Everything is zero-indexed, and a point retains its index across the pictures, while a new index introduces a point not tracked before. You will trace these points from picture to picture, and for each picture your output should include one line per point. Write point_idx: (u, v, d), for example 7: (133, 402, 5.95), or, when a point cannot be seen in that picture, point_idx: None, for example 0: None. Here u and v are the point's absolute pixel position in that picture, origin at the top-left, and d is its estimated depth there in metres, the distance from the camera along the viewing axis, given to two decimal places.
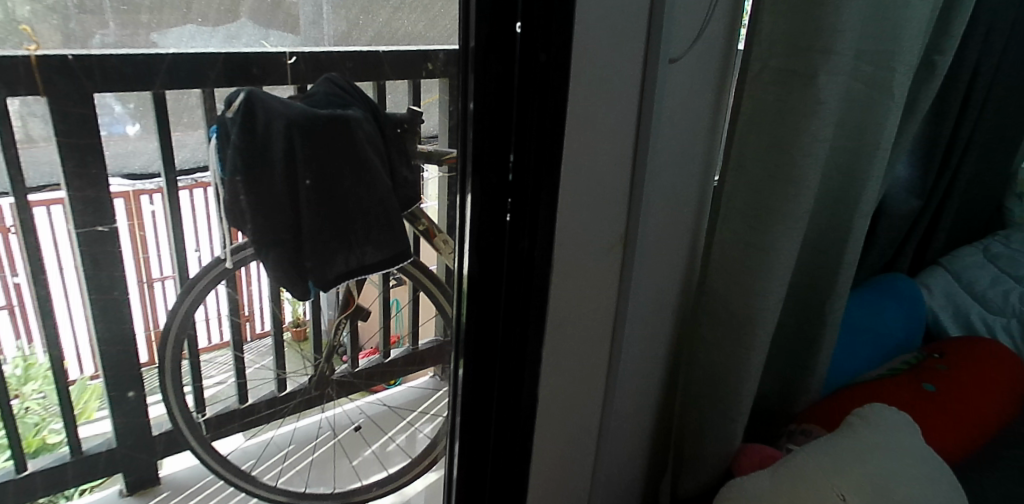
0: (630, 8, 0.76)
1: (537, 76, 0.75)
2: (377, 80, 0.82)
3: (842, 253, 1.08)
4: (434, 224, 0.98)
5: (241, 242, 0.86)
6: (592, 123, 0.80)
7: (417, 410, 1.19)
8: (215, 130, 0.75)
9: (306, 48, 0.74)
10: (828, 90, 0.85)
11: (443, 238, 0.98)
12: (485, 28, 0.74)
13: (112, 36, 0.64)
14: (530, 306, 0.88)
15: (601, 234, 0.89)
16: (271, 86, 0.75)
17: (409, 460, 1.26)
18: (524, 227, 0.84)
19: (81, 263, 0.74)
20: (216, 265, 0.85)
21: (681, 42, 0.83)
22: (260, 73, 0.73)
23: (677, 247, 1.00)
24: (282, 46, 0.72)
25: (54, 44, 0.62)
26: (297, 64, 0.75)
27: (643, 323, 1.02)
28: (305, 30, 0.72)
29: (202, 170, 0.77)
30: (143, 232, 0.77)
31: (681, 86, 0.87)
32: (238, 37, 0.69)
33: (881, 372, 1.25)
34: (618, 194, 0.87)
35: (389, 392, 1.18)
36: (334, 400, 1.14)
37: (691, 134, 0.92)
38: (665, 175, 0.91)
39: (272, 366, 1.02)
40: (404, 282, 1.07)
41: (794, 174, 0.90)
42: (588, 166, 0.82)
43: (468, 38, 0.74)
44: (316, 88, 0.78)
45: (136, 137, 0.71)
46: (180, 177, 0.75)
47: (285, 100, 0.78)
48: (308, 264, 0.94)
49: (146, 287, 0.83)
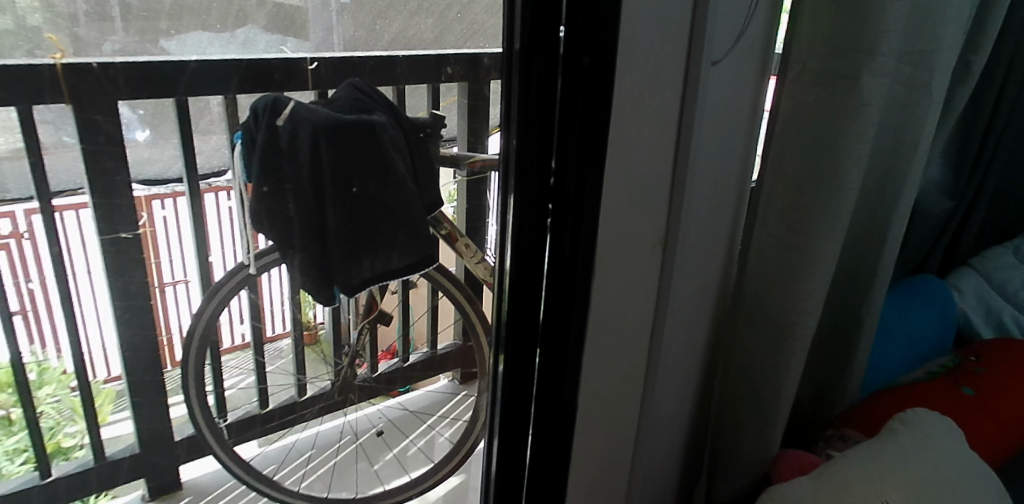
0: (673, 10, 0.75)
1: (580, 81, 0.75)
2: (397, 85, 0.81)
3: (880, 256, 1.07)
4: (457, 228, 0.99)
5: (263, 248, 0.84)
6: (635, 127, 0.79)
7: (438, 414, 1.20)
8: (240, 136, 0.74)
9: (326, 53, 0.73)
10: (873, 91, 0.84)
11: (466, 242, 1.00)
12: (529, 33, 0.73)
13: (123, 43, 0.63)
14: (570, 310, 0.88)
15: (641, 239, 0.88)
16: (295, 92, 0.74)
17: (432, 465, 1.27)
18: (564, 230, 0.83)
19: (96, 267, 0.74)
20: (240, 270, 0.84)
21: (722, 43, 0.82)
22: (281, 78, 0.73)
23: (714, 251, 0.99)
24: (301, 52, 0.71)
25: (70, 53, 0.61)
26: (319, 69, 0.74)
27: (680, 327, 1.00)
28: (313, 35, 0.71)
29: (219, 177, 0.75)
30: (156, 237, 0.76)
31: (721, 88, 0.86)
32: (254, 43, 0.69)
33: (919, 375, 1.23)
34: (659, 199, 0.86)
35: (408, 394, 1.16)
36: (356, 404, 1.12)
37: (729, 137, 0.91)
38: (704, 177, 0.90)
39: (293, 370, 0.98)
40: (420, 285, 1.06)
41: (836, 178, 0.89)
42: (631, 170, 0.81)
43: (513, 39, 0.74)
44: (338, 94, 0.77)
45: (148, 143, 0.71)
46: (204, 181, 0.74)
47: (308, 106, 0.77)
48: (333, 268, 0.93)
49: (158, 292, 0.81)
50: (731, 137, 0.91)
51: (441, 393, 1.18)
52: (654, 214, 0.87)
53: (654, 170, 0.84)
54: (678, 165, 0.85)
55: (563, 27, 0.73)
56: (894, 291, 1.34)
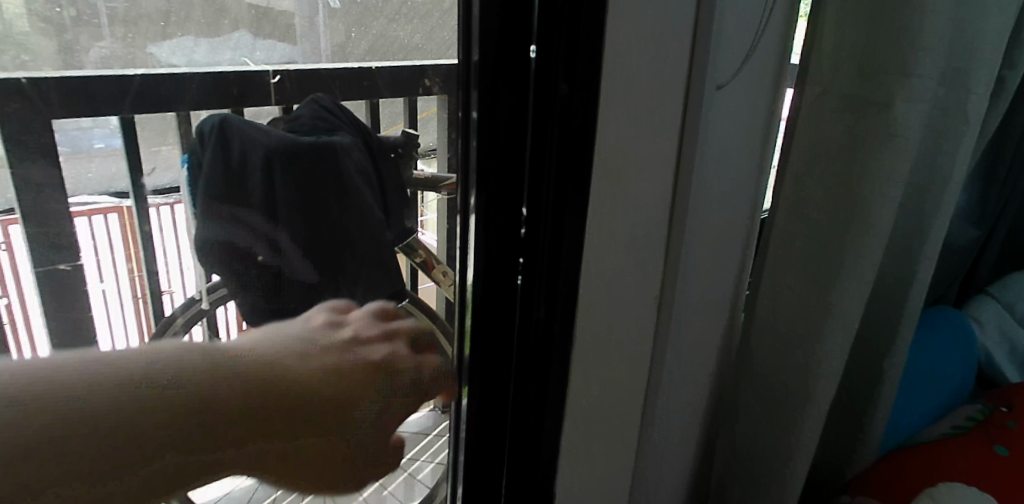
0: (672, 27, 0.62)
1: (556, 111, 0.60)
2: (371, 98, 0.63)
3: (903, 307, 0.92)
4: (433, 253, 0.73)
5: (217, 280, 0.60)
6: (626, 168, 0.65)
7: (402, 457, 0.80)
8: (186, 160, 0.55)
9: (296, 64, 0.57)
10: (909, 121, 0.71)
11: (443, 269, 0.74)
12: (491, 52, 0.58)
13: (108, 49, 0.49)
14: (547, 390, 0.71)
15: (633, 297, 0.74)
16: (252, 109, 0.57)
17: None
18: (537, 290, 0.67)
19: (42, 286, 0.51)
20: (190, 304, 0.59)
21: (729, 63, 0.70)
22: (241, 92, 0.56)
23: (719, 301, 0.86)
24: (270, 62, 0.56)
25: (58, 66, 0.47)
26: (282, 83, 0.57)
27: (679, 391, 0.87)
28: (300, 40, 0.56)
29: (176, 192, 0.56)
30: (134, 252, 0.55)
31: (728, 114, 0.73)
32: (225, 50, 0.53)
33: (943, 431, 1.09)
34: (654, 250, 0.73)
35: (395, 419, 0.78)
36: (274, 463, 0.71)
37: (736, 170, 0.78)
38: (707, 219, 0.77)
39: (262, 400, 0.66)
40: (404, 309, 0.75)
41: (862, 224, 0.75)
42: (622, 219, 0.68)
43: (471, 51, 0.58)
44: (302, 111, 0.60)
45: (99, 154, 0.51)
46: (151, 203, 0.55)
47: (265, 126, 0.59)
48: (290, 306, 0.66)
49: (141, 303, 0.56)
50: (738, 170, 0.78)
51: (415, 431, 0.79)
52: (647, 269, 0.73)
53: (648, 218, 0.70)
54: (676, 212, 0.72)
55: (534, 46, 0.59)
56: (925, 324, 1.18)
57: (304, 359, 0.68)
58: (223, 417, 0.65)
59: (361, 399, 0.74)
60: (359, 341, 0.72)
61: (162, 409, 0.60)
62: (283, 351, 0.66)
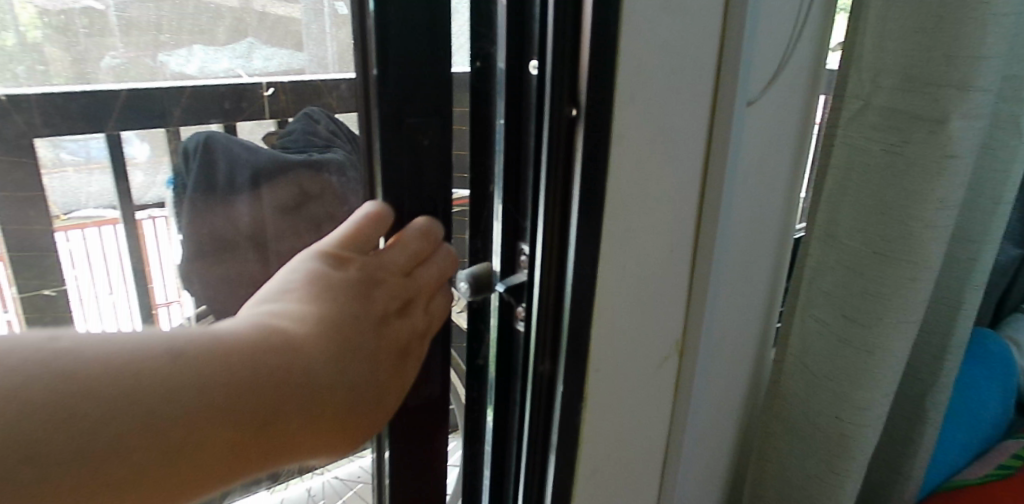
0: (696, 38, 0.55)
1: (562, 143, 0.51)
2: None
3: (949, 339, 0.83)
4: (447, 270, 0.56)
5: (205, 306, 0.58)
6: (645, 199, 0.57)
7: None
8: (171, 183, 0.54)
9: (288, 77, 0.53)
10: (962, 141, 0.63)
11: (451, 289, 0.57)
12: (499, 60, 0.50)
13: (122, 57, 0.46)
14: (553, 456, 0.61)
15: (653, 341, 0.65)
16: (246, 123, 0.54)
17: None
18: (541, 343, 0.57)
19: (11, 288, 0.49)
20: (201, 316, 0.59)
21: (761, 74, 0.62)
22: (233, 107, 0.52)
23: (749, 334, 0.78)
24: (260, 70, 0.52)
25: (71, 78, 0.45)
26: (276, 97, 0.53)
27: (704, 433, 0.78)
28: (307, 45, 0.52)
29: (160, 208, 0.55)
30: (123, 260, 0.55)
31: (761, 131, 0.65)
32: (220, 59, 0.49)
33: (988, 472, 1.00)
34: (678, 286, 0.65)
35: None
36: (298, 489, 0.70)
37: (767, 194, 0.70)
38: (736, 249, 0.69)
39: None
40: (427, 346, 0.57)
41: (915, 254, 0.68)
42: (638, 256, 0.59)
43: (369, 62, 0.46)
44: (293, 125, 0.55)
45: (98, 167, 0.50)
46: (145, 215, 0.54)
47: (251, 144, 0.55)
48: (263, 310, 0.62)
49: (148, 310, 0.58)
50: (771, 192, 0.71)
51: None
52: (670, 307, 0.65)
53: (674, 251, 0.62)
54: (699, 241, 0.64)
55: (535, 61, 0.50)
56: (977, 350, 1.05)
57: (319, 320, 0.37)
58: (299, 405, 0.35)
59: (414, 339, 0.45)
60: (389, 271, 0.45)
61: (259, 391, 0.34)
62: (323, 327, 0.38)
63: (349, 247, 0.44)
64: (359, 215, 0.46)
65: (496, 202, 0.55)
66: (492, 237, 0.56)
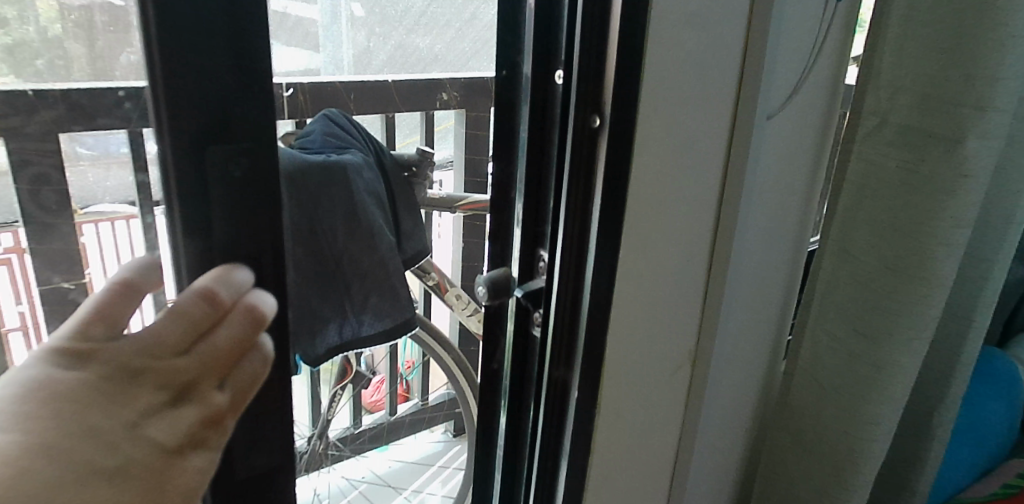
0: (719, 50, 0.56)
1: (585, 152, 0.52)
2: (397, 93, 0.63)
3: (959, 354, 0.83)
4: None
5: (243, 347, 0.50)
6: (664, 208, 0.58)
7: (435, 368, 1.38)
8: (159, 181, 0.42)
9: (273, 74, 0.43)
10: (978, 161, 0.64)
11: None
12: (524, 67, 0.53)
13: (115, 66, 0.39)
14: (565, 462, 0.62)
15: (667, 349, 0.66)
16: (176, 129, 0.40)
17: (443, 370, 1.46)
18: (557, 349, 0.58)
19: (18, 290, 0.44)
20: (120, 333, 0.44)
21: (780, 89, 0.63)
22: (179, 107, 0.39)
23: (761, 345, 0.79)
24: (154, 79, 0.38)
25: (81, 75, 0.41)
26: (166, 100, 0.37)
27: (713, 441, 0.79)
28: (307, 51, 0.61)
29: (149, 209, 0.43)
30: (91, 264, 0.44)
31: (779, 145, 0.66)
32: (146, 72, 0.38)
33: (991, 490, 1.00)
34: (693, 295, 0.66)
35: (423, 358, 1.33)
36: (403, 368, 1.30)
37: (784, 205, 0.71)
38: (751, 259, 0.70)
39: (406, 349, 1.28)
40: None
41: (927, 270, 0.68)
42: (655, 264, 0.60)
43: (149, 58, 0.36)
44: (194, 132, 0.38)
45: (113, 162, 0.43)
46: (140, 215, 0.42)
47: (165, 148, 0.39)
48: None
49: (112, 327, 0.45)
50: (787, 204, 0.71)
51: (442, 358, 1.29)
52: (684, 316, 0.66)
53: (690, 260, 0.63)
54: (715, 251, 0.65)
55: (560, 71, 0.51)
56: (987, 368, 1.05)
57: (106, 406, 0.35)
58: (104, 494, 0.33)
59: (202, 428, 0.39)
60: (164, 351, 0.38)
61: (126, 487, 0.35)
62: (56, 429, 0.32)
63: (92, 328, 0.36)
64: (122, 272, 0.39)
65: (517, 205, 0.57)
66: (513, 240, 0.58)
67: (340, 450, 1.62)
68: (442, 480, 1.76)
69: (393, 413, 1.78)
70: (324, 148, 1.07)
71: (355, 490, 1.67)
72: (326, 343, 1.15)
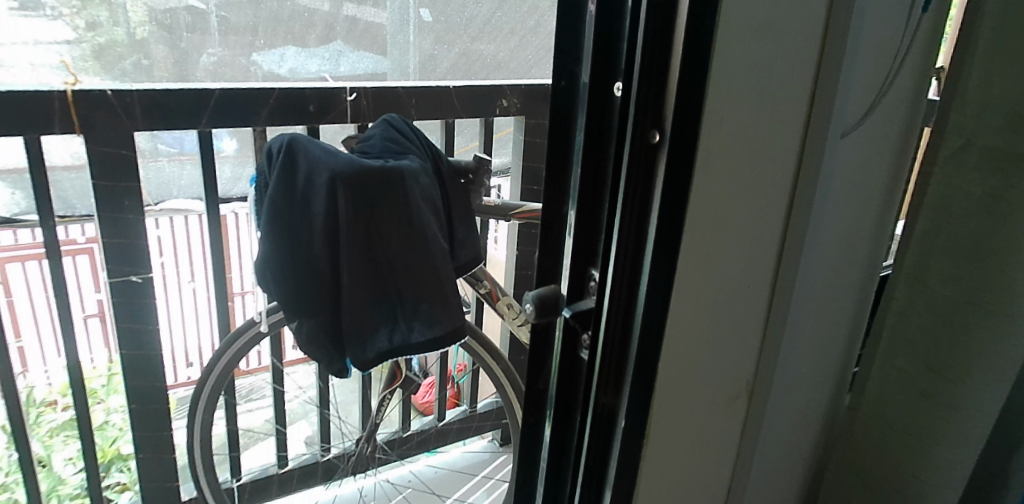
0: (790, 63, 0.52)
1: (642, 170, 0.50)
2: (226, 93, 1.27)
3: None
4: (491, 284, 1.39)
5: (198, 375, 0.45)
6: (724, 230, 0.55)
7: (486, 362, 1.46)
8: None
9: None
10: None
11: (504, 301, 1.39)
12: (583, 76, 0.50)
13: None
14: (609, 491, 0.59)
15: (723, 377, 0.62)
16: None
17: (504, 377, 1.48)
18: (605, 373, 0.56)
19: None
20: None
21: (857, 104, 0.59)
22: None
23: (826, 375, 0.75)
24: None
25: None
26: None
27: (768, 475, 0.74)
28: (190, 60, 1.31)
29: None
30: None
31: (851, 166, 0.62)
32: None
33: None
34: (753, 321, 0.62)
35: (492, 357, 1.45)
36: (504, 380, 1.48)
37: (855, 230, 0.67)
38: (819, 284, 0.66)
39: (481, 360, 1.45)
40: (489, 285, 1.40)
41: (1012, 305, 0.63)
42: (713, 286, 0.57)
43: None
44: None
45: None
46: None
47: None
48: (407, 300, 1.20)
49: None
50: (859, 227, 0.67)
51: (494, 352, 1.44)
52: (744, 343, 0.62)
53: (751, 285, 0.60)
54: (780, 276, 0.61)
55: (619, 82, 0.48)
56: None
57: None
58: None
59: None
60: None
61: None
62: None
63: None
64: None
65: (569, 219, 0.54)
66: (563, 255, 0.55)
67: (387, 454, 1.73)
68: (488, 489, 1.80)
69: (442, 418, 1.86)
70: (384, 153, 1.20)
71: (398, 494, 1.76)
72: (376, 347, 1.21)
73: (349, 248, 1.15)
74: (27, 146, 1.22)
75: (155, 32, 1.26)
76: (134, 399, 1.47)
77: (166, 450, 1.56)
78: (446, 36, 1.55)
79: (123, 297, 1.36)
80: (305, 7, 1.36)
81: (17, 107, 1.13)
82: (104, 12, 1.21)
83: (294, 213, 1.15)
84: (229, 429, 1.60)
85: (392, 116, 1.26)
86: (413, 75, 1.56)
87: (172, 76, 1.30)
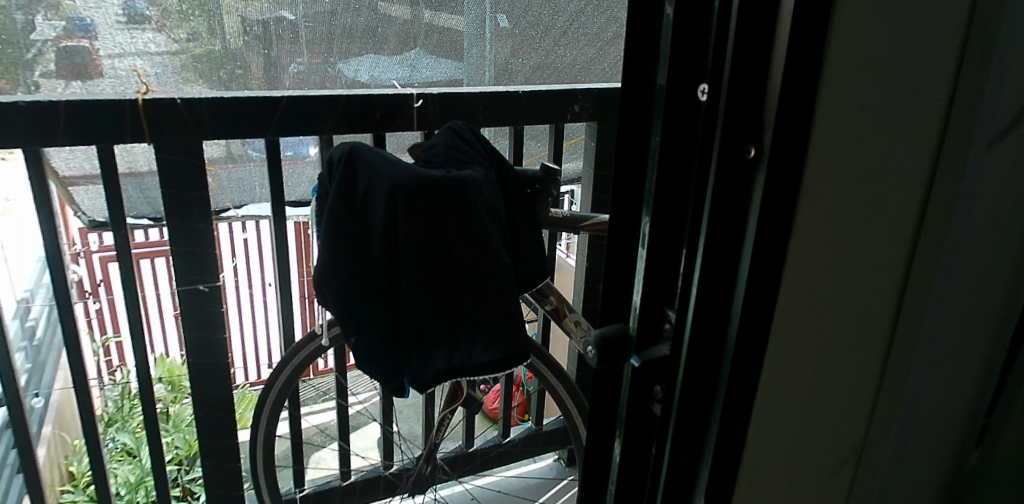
0: (922, 64, 0.42)
1: (734, 191, 0.41)
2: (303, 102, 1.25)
3: None
4: (561, 301, 1.31)
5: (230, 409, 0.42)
6: (831, 265, 0.45)
7: (549, 382, 1.37)
8: None
9: None
10: None
11: (573, 319, 1.31)
12: (659, 78, 0.40)
13: None
14: None
15: (828, 442, 0.52)
16: None
17: (569, 398, 1.39)
18: (684, 429, 0.47)
19: None
20: None
21: (1007, 111, 0.47)
22: None
23: (946, 436, 0.63)
24: None
25: None
26: None
27: None
28: (274, 75, 1.22)
29: None
30: None
31: (998, 187, 0.50)
32: None
33: None
34: (865, 373, 0.51)
35: (557, 376, 1.37)
36: (572, 399, 1.40)
37: (997, 264, 0.54)
38: (946, 328, 0.54)
39: (545, 380, 1.37)
40: (556, 301, 1.31)
41: None
42: (815, 332, 0.47)
43: None
44: None
45: None
46: None
47: None
48: (468, 316, 1.14)
49: None
50: (1001, 259, 0.55)
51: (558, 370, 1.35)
52: (852, 399, 0.52)
53: (863, 332, 0.49)
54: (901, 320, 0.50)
55: (705, 84, 0.39)
56: None
57: None
58: None
59: None
60: None
61: None
62: None
63: None
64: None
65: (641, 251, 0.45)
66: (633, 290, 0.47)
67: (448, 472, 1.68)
68: None
69: (506, 434, 1.79)
70: (447, 162, 1.14)
71: None
72: (435, 366, 1.14)
73: (409, 262, 1.10)
74: (100, 155, 1.20)
75: (251, 43, 1.14)
76: (199, 407, 1.47)
77: (231, 459, 1.55)
78: (524, 47, 1.37)
79: (191, 306, 1.36)
80: (382, 14, 1.17)
81: (93, 113, 1.13)
82: (204, 27, 1.09)
83: (353, 222, 1.10)
84: (293, 441, 1.58)
85: (457, 124, 1.20)
86: (490, 82, 1.44)
87: (263, 83, 1.22)
